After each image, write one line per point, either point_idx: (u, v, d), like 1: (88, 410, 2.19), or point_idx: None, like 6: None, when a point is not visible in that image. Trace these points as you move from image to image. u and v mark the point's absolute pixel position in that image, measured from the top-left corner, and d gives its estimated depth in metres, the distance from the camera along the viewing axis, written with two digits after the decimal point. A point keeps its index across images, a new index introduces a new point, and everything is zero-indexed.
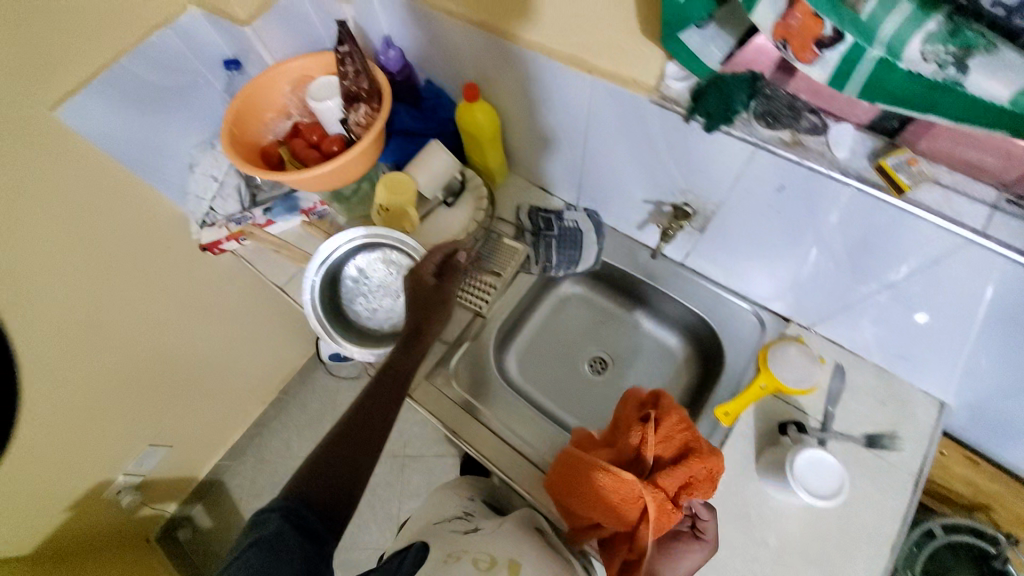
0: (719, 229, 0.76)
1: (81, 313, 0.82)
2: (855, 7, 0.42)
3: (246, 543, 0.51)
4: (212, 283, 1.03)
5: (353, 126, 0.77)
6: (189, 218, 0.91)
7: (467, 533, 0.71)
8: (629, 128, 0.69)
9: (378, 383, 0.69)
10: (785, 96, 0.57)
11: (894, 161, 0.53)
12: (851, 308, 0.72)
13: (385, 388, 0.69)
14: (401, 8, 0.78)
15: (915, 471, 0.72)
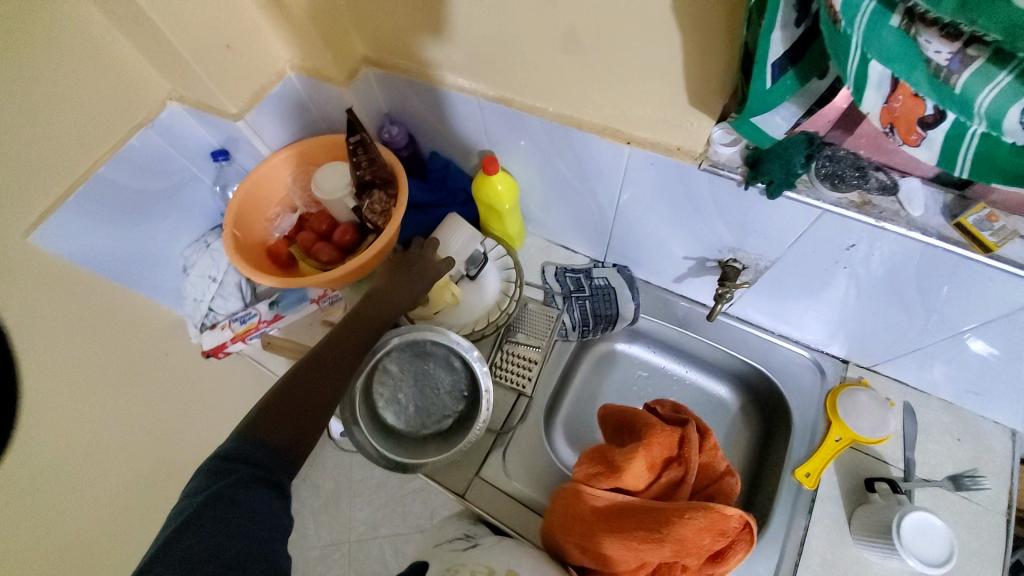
0: (772, 282, 0.73)
1: (112, 434, 0.75)
2: (946, 81, 0.36)
3: (208, 489, 0.49)
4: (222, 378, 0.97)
5: (368, 213, 0.75)
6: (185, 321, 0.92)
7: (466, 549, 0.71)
8: (670, 188, 0.68)
9: (341, 331, 0.68)
10: (848, 156, 0.55)
11: (975, 218, 0.50)
12: (922, 350, 0.69)
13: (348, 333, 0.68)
14: (402, 86, 0.80)
15: (1006, 510, 0.69)
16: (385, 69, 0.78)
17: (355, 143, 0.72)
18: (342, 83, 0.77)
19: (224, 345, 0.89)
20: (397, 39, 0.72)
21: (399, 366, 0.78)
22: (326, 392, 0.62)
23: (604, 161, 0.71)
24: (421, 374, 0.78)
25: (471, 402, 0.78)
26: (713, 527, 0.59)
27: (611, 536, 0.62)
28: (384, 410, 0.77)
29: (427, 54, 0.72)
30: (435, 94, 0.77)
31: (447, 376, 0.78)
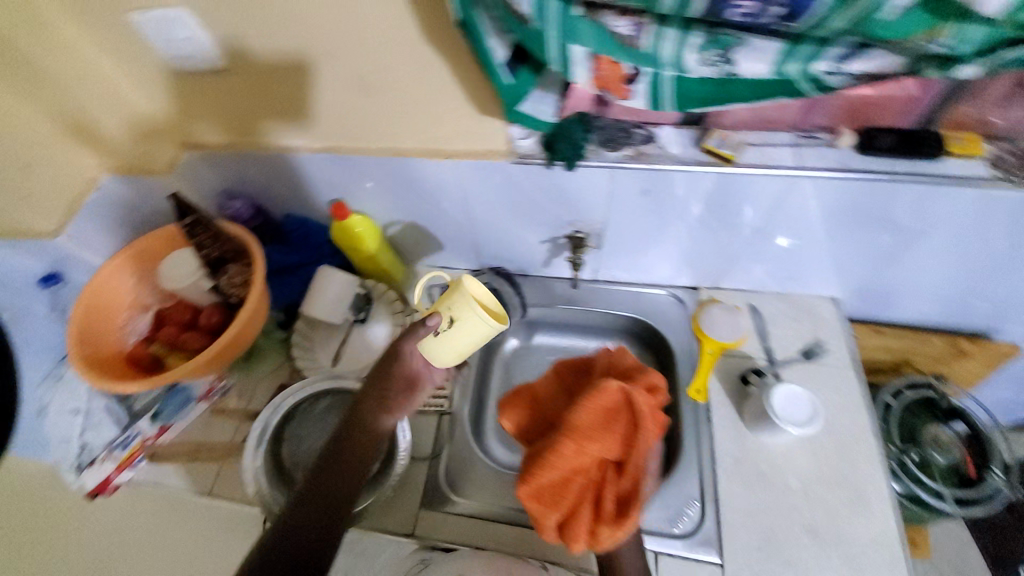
0: (613, 239, 0.82)
1: None
2: (635, 45, 0.49)
3: None
4: None
5: (227, 288, 0.74)
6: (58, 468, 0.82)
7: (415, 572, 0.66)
8: (498, 184, 0.75)
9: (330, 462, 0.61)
10: (612, 123, 0.67)
11: (714, 141, 0.65)
12: (739, 257, 0.83)
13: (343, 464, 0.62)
14: (232, 162, 0.81)
15: (850, 361, 0.82)
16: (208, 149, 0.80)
17: (191, 223, 0.71)
18: (165, 171, 0.80)
19: (109, 480, 0.81)
20: (211, 118, 0.75)
21: (306, 428, 0.75)
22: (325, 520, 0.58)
23: (436, 178, 0.77)
24: (330, 427, 0.75)
25: (387, 434, 0.76)
26: (598, 404, 0.69)
27: (538, 464, 0.67)
28: (304, 481, 0.72)
29: (243, 124, 0.75)
30: (265, 161, 0.80)
31: None
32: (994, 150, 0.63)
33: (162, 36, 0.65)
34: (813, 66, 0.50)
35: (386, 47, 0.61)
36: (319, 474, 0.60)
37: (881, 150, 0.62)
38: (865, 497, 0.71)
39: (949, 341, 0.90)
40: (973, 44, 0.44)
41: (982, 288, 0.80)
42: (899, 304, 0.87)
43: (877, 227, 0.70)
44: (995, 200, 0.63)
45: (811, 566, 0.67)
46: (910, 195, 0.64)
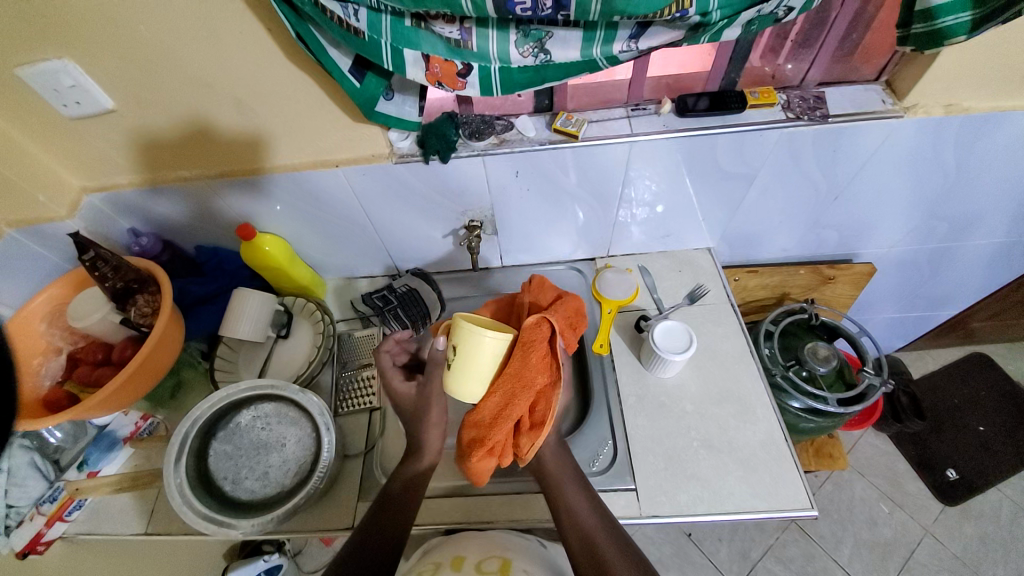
0: (507, 224, 0.92)
1: None
2: (467, 46, 0.58)
3: None
4: None
5: (139, 319, 0.77)
6: None
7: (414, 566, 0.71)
8: (392, 187, 0.83)
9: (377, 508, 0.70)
10: (475, 117, 0.77)
11: (560, 121, 0.76)
12: (618, 225, 0.94)
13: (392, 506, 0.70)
14: (134, 199, 0.84)
15: (726, 299, 0.94)
16: (107, 191, 0.83)
17: (91, 260, 0.73)
18: (68, 215, 0.81)
19: (39, 536, 0.79)
20: (105, 159, 0.79)
21: (231, 444, 0.77)
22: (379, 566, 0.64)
23: (333, 189, 0.83)
24: (257, 439, 0.77)
25: (316, 435, 0.78)
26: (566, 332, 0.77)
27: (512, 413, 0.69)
28: (239, 493, 0.74)
29: (139, 162, 0.79)
30: (166, 195, 0.84)
31: (283, 427, 0.78)
32: (786, 96, 0.77)
33: (48, 86, 0.66)
34: (612, 48, 0.59)
35: (262, 74, 0.67)
36: (378, 516, 0.69)
37: (698, 111, 0.74)
38: (749, 408, 0.82)
39: (812, 270, 1.04)
40: (720, 10, 0.54)
41: (821, 219, 0.94)
42: (763, 245, 1.01)
43: (717, 178, 0.83)
44: (797, 136, 0.75)
45: (710, 474, 0.77)
46: (728, 142, 0.76)
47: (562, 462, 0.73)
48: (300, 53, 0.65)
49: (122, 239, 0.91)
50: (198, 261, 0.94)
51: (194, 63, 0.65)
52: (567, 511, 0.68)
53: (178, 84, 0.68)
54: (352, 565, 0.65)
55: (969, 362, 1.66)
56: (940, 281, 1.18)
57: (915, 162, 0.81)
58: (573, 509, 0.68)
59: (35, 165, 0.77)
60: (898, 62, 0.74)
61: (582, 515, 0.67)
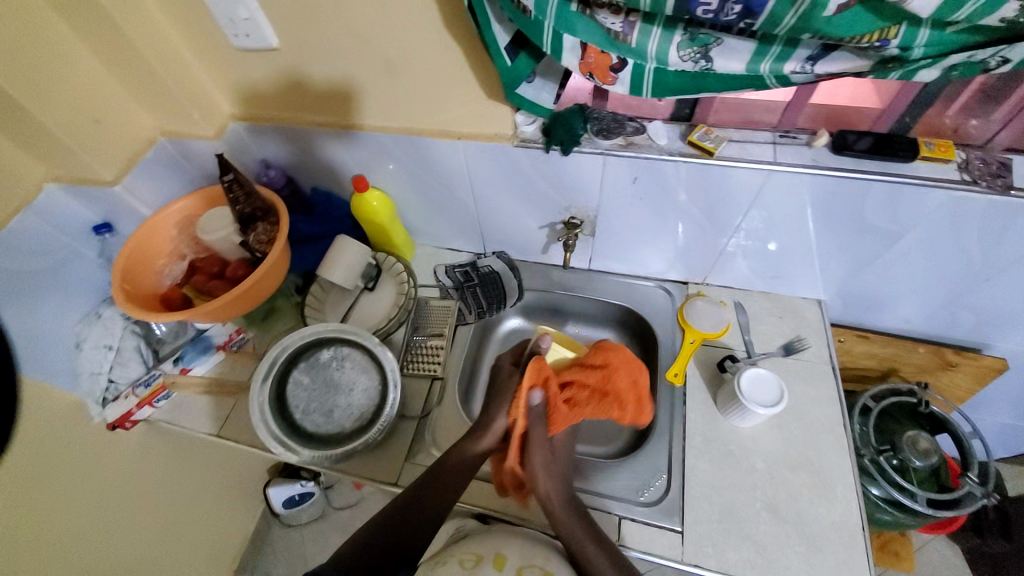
0: (607, 229, 0.89)
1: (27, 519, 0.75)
2: (628, 41, 0.55)
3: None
4: (150, 453, 0.99)
5: (255, 244, 0.83)
6: (87, 402, 0.86)
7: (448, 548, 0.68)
8: (504, 169, 0.82)
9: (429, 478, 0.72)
10: (608, 115, 0.73)
11: (697, 135, 0.71)
12: (725, 255, 0.88)
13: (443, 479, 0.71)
14: (271, 133, 0.90)
15: (828, 360, 0.86)
16: (249, 120, 0.89)
17: (230, 181, 0.80)
18: (214, 136, 0.89)
19: (128, 414, 0.90)
20: (255, 91, 0.85)
21: (307, 377, 0.81)
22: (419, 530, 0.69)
23: (447, 159, 0.85)
24: (331, 379, 0.81)
25: (382, 390, 0.81)
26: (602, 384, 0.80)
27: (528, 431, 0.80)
28: (305, 424, 0.79)
29: (282, 100, 0.85)
30: (298, 135, 0.89)
31: (356, 373, 0.82)
32: (964, 155, 0.67)
33: (226, 15, 0.72)
34: (784, 66, 0.54)
35: (413, 36, 0.68)
36: (422, 489, 0.71)
37: (858, 150, 0.66)
38: (829, 484, 0.75)
39: (932, 352, 0.92)
40: (924, 47, 0.49)
41: (963, 299, 0.82)
42: (883, 311, 0.90)
43: (854, 228, 0.75)
44: (968, 202, 0.65)
45: (768, 541, 0.71)
46: (882, 192, 0.68)
47: (576, 518, 0.69)
48: (455, 21, 0.65)
49: (251, 167, 0.98)
50: (309, 201, 1.00)
51: (357, 15, 0.68)
52: (570, 543, 0.67)
53: (335, 33, 0.71)
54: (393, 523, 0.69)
55: None
56: None
57: None
58: (574, 541, 0.66)
59: (197, 86, 0.84)
60: None
61: (585, 550, 0.66)
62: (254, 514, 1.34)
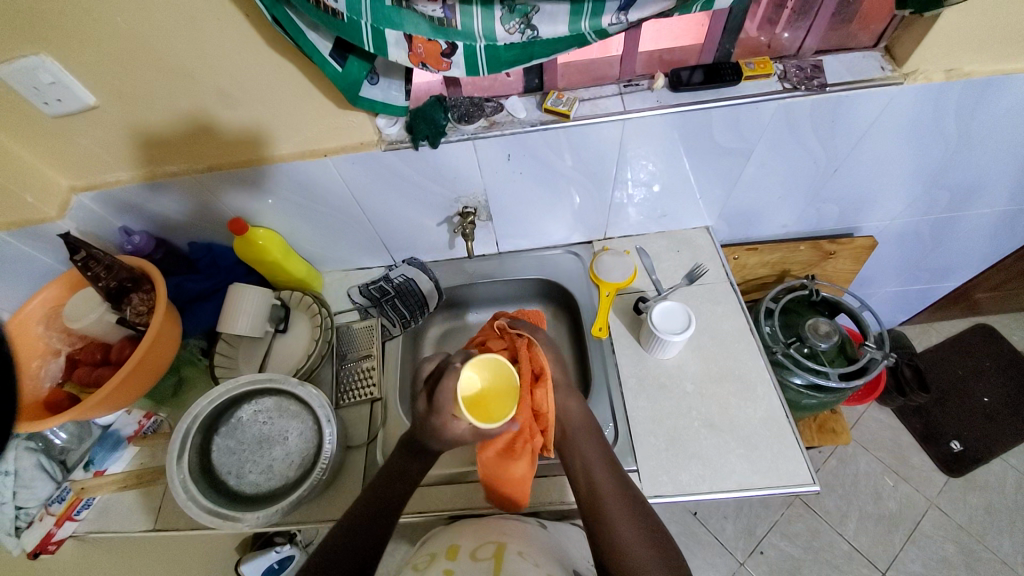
0: (501, 209, 0.91)
1: None
2: (452, 25, 0.55)
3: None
4: None
5: (135, 318, 0.77)
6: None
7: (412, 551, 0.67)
8: (384, 176, 0.81)
9: (378, 494, 0.69)
10: (465, 99, 0.75)
11: (550, 101, 0.74)
12: (615, 207, 0.93)
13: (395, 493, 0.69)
14: (123, 197, 0.83)
15: (726, 277, 0.94)
16: (95, 189, 0.82)
17: (83, 260, 0.73)
18: (57, 216, 0.80)
19: (50, 536, 0.80)
20: (91, 157, 0.77)
21: (233, 439, 0.76)
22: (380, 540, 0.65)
23: (323, 179, 0.82)
24: (259, 433, 0.77)
25: (317, 428, 0.78)
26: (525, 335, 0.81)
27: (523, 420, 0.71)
28: (243, 487, 0.75)
29: (124, 158, 0.78)
30: (156, 191, 0.83)
31: (285, 420, 0.78)
32: (782, 66, 0.74)
33: (25, 84, 0.64)
34: (601, 21, 0.57)
35: (241, 63, 0.66)
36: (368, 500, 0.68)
37: (693, 84, 0.72)
38: (750, 386, 0.82)
39: (812, 246, 1.03)
40: None
41: (822, 193, 0.92)
42: (762, 222, 1.00)
43: (713, 154, 0.81)
44: (794, 107, 0.73)
45: (713, 453, 0.77)
46: (724, 116, 0.74)
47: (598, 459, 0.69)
48: (280, 40, 0.63)
49: (114, 238, 0.90)
50: (191, 258, 0.94)
51: (174, 52, 0.64)
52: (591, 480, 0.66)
53: (158, 76, 0.66)
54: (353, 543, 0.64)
55: (974, 333, 1.66)
56: (942, 252, 1.16)
57: (916, 131, 0.79)
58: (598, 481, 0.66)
59: (19, 166, 0.75)
60: (897, 27, 0.71)
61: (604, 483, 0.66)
62: None
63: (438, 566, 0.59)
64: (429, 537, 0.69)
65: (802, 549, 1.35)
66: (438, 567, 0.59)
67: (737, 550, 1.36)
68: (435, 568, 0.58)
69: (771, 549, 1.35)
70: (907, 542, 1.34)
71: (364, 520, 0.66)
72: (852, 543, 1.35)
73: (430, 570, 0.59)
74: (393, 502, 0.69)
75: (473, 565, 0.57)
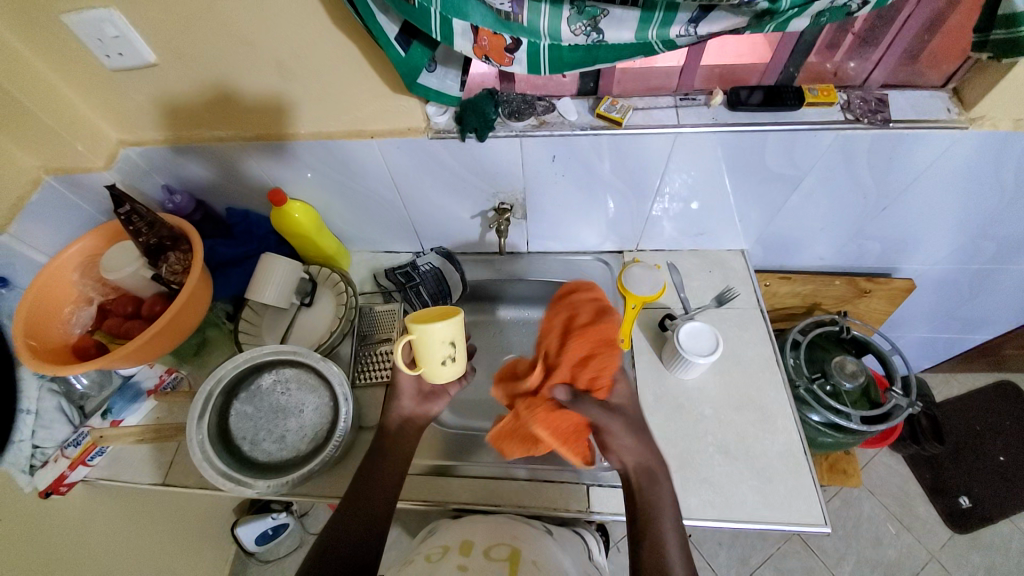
0: (537, 210, 0.90)
1: None
2: (519, 20, 0.55)
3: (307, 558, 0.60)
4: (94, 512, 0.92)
5: (169, 276, 0.78)
6: (14, 471, 0.74)
7: (426, 543, 0.66)
8: (426, 164, 0.81)
9: (381, 475, 0.68)
10: (517, 97, 0.75)
11: (604, 107, 0.74)
12: (650, 220, 0.92)
13: (393, 474, 0.69)
14: (168, 153, 0.84)
15: (756, 303, 0.92)
16: (144, 145, 0.83)
17: (126, 213, 0.74)
18: (104, 166, 0.82)
19: (63, 477, 0.81)
20: (144, 114, 0.79)
21: (250, 406, 0.78)
22: (368, 524, 0.64)
23: (366, 160, 0.82)
24: (276, 403, 0.78)
25: (332, 404, 0.78)
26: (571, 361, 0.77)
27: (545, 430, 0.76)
28: (255, 454, 0.75)
29: (175, 119, 0.79)
30: (201, 154, 0.84)
31: (302, 393, 0.79)
32: (846, 96, 0.73)
33: (92, 35, 0.65)
34: (670, 32, 0.55)
35: (301, 36, 0.66)
36: (354, 496, 0.66)
37: (751, 105, 0.71)
38: (770, 417, 0.81)
39: (848, 282, 1.01)
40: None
41: (866, 229, 0.90)
42: (799, 252, 0.98)
43: (760, 178, 0.80)
44: (853, 139, 0.71)
45: (724, 480, 0.76)
46: (778, 140, 0.72)
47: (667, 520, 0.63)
48: (344, 16, 0.63)
49: (156, 195, 0.91)
50: (227, 223, 0.95)
51: (237, 18, 0.64)
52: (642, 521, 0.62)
53: (219, 40, 0.67)
54: (352, 524, 0.63)
55: (998, 390, 1.61)
56: (980, 303, 1.13)
57: (975, 178, 0.77)
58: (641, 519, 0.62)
59: (75, 114, 0.77)
60: (970, 70, 0.69)
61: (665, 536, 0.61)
62: (225, 560, 1.27)
63: (450, 560, 0.58)
64: (437, 531, 0.69)
65: None
66: (451, 562, 0.58)
67: None
68: (448, 563, 0.58)
69: None
70: None
71: (363, 497, 0.66)
72: None
73: (443, 563, 0.58)
74: (392, 486, 0.68)
75: (488, 564, 0.57)
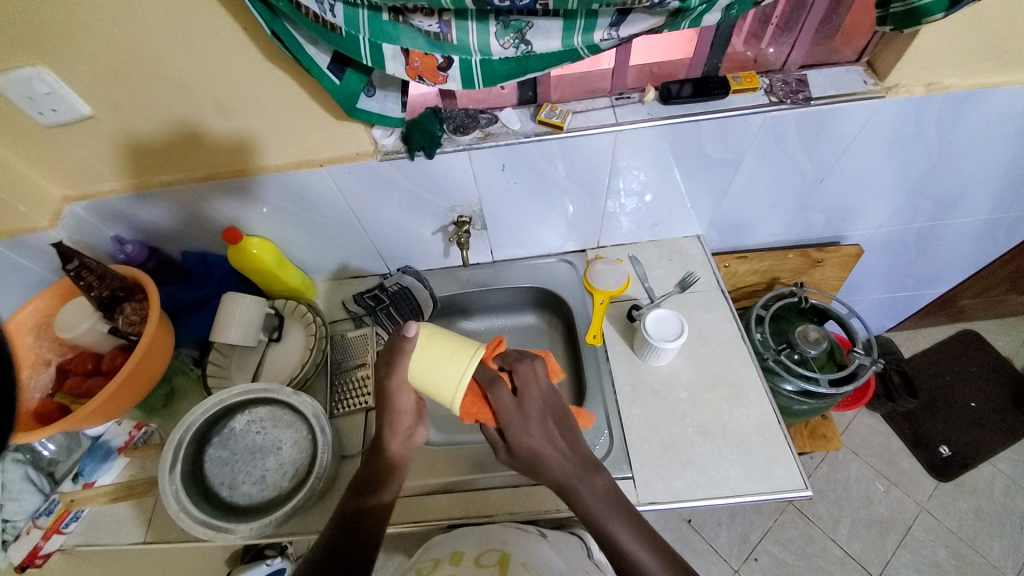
0: (496, 219, 0.92)
1: None
2: (449, 40, 0.57)
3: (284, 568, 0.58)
4: None
5: (126, 327, 0.76)
6: None
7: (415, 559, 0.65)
8: (379, 185, 0.82)
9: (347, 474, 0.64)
10: (459, 112, 0.77)
11: (545, 113, 0.76)
12: (607, 216, 0.94)
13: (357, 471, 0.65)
14: (115, 204, 0.83)
15: (716, 285, 0.95)
16: (89, 199, 0.81)
17: (75, 269, 0.73)
18: (49, 225, 0.80)
19: (37, 549, 0.78)
20: (84, 167, 0.77)
21: (226, 450, 0.76)
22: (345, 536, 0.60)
23: (318, 188, 0.83)
24: (252, 443, 0.77)
25: (311, 437, 0.77)
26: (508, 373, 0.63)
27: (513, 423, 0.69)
28: (236, 498, 0.74)
29: (117, 168, 0.78)
30: (150, 200, 0.83)
31: (278, 430, 0.78)
32: (769, 80, 0.77)
33: (21, 94, 0.64)
34: (594, 37, 0.58)
35: (237, 74, 0.66)
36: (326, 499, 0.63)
37: (682, 97, 0.74)
38: (742, 393, 0.83)
39: (801, 254, 1.05)
40: None
41: (809, 203, 0.95)
42: (751, 232, 1.02)
43: (704, 164, 0.83)
44: (781, 120, 0.75)
45: (706, 459, 0.77)
46: (712, 126, 0.76)
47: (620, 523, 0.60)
48: (274, 49, 0.64)
49: (108, 248, 0.90)
50: (185, 267, 0.93)
51: (169, 61, 0.64)
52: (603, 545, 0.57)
53: (155, 86, 0.67)
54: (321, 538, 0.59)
55: (963, 340, 1.69)
56: (927, 259, 1.19)
57: (900, 142, 0.82)
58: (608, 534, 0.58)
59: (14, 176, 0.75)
60: (879, 43, 0.74)
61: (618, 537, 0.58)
62: None
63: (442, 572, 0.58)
64: (430, 543, 0.69)
65: (796, 555, 1.36)
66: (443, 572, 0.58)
67: (731, 557, 1.37)
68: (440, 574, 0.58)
69: (764, 555, 1.36)
70: (899, 548, 1.36)
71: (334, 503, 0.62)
72: (845, 549, 1.36)
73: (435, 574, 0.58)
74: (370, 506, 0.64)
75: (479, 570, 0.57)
